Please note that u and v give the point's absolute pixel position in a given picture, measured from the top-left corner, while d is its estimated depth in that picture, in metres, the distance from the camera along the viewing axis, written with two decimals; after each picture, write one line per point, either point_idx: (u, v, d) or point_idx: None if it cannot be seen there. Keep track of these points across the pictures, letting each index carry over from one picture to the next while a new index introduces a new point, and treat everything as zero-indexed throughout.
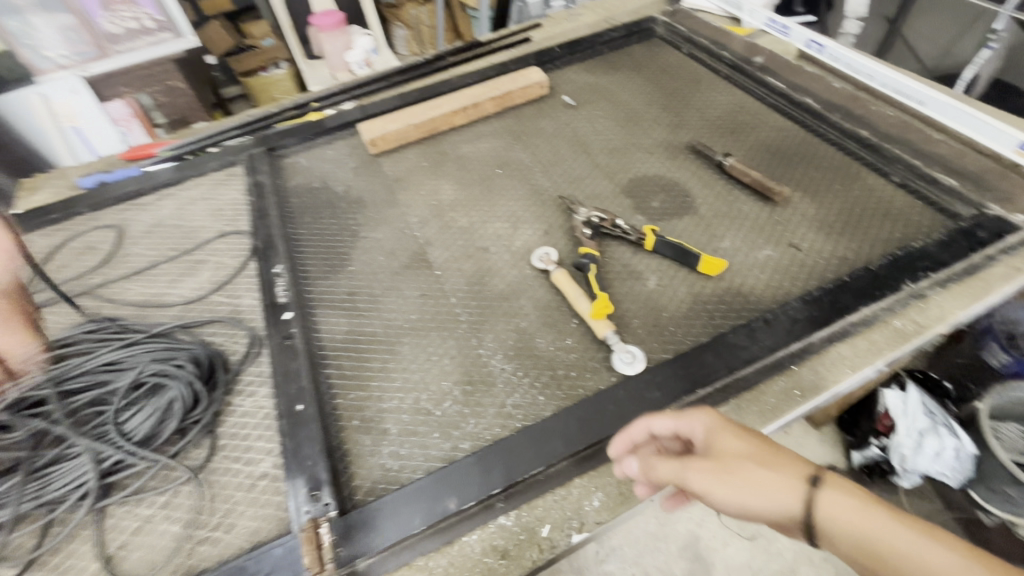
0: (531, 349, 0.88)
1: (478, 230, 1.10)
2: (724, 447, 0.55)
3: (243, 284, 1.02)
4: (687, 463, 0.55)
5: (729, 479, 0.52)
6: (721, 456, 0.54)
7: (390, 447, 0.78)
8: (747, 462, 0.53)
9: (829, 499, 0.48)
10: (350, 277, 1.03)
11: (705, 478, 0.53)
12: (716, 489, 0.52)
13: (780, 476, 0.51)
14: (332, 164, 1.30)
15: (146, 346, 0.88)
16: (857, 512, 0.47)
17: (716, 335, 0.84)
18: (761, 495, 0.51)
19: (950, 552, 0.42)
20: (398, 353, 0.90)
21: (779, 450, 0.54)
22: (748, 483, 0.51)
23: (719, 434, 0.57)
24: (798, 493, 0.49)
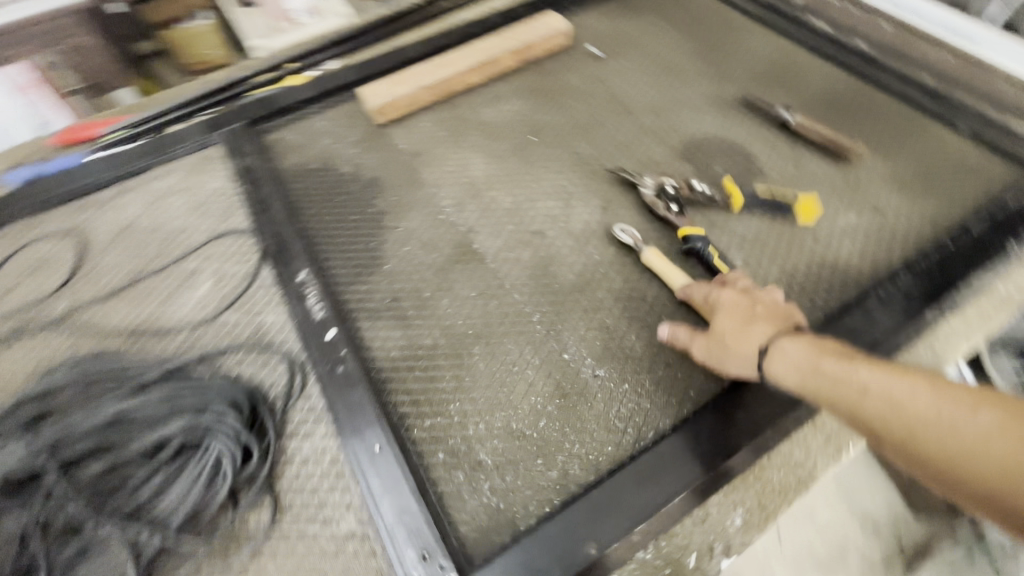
0: (623, 349, 0.78)
1: (525, 211, 0.96)
2: (721, 321, 0.70)
3: (260, 297, 0.85)
4: (695, 335, 0.73)
5: (715, 348, 0.70)
6: (719, 330, 0.70)
7: (491, 480, 0.68)
8: (732, 333, 0.68)
9: (776, 358, 0.62)
10: (388, 277, 0.88)
11: (702, 347, 0.71)
12: (711, 357, 0.70)
13: (753, 341, 0.66)
14: (331, 138, 1.09)
15: (161, 390, 0.70)
16: (797, 362, 0.61)
17: (827, 318, 0.77)
18: (738, 360, 0.67)
19: (863, 369, 0.55)
20: (472, 367, 0.77)
21: (761, 323, 0.67)
22: (725, 353, 0.68)
23: (720, 313, 0.71)
24: (761, 355, 0.65)
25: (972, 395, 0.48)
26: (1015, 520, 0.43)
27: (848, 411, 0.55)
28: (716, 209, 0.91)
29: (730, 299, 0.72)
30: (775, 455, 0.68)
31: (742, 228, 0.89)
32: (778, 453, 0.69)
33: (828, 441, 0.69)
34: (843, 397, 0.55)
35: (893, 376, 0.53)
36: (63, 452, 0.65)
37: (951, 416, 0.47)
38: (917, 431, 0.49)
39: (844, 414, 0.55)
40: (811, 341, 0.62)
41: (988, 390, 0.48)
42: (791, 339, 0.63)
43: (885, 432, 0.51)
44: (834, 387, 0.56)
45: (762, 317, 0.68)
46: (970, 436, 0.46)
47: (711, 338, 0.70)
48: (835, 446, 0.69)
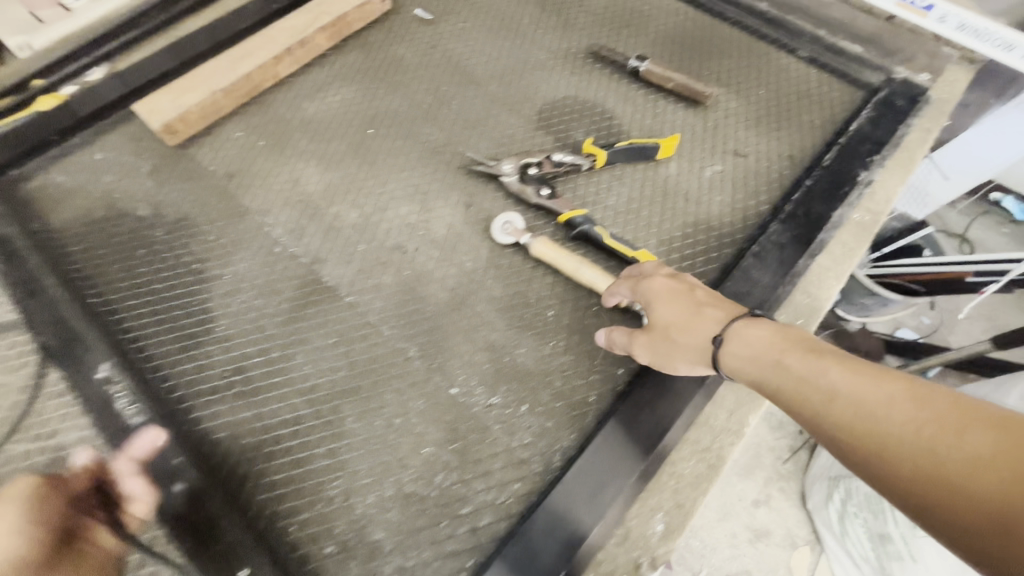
0: (514, 366, 0.70)
1: (379, 224, 0.82)
2: (661, 311, 0.64)
3: (54, 411, 0.67)
4: (635, 333, 0.66)
5: (659, 344, 0.63)
6: (660, 323, 0.63)
7: (392, 562, 0.60)
8: (676, 323, 0.62)
9: (732, 347, 0.56)
10: (223, 344, 0.72)
11: (645, 345, 0.64)
12: (657, 356, 0.64)
13: (704, 329, 0.60)
14: (114, 173, 0.86)
15: None
16: (758, 350, 0.54)
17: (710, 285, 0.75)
18: (687, 352, 0.61)
19: (836, 366, 0.48)
20: (347, 434, 0.66)
21: (708, 310, 0.61)
22: (674, 348, 0.62)
23: (659, 303, 0.64)
24: (712, 343, 0.58)
25: (964, 412, 0.40)
26: (993, 562, 0.36)
27: (809, 414, 0.48)
28: (584, 183, 0.84)
29: (665, 284, 0.65)
30: (683, 445, 0.66)
31: (615, 200, 0.82)
32: (685, 442, 0.66)
33: (730, 415, 0.68)
34: (807, 396, 0.49)
35: (867, 376, 0.46)
36: None
37: (932, 432, 0.40)
38: (895, 450, 0.42)
39: (807, 417, 0.48)
40: (769, 324, 0.56)
41: (984, 407, 0.40)
42: (744, 324, 0.57)
43: (851, 441, 0.45)
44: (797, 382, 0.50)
45: (707, 304, 0.62)
46: (953, 456, 0.39)
47: (654, 332, 0.64)
48: (738, 419, 0.68)
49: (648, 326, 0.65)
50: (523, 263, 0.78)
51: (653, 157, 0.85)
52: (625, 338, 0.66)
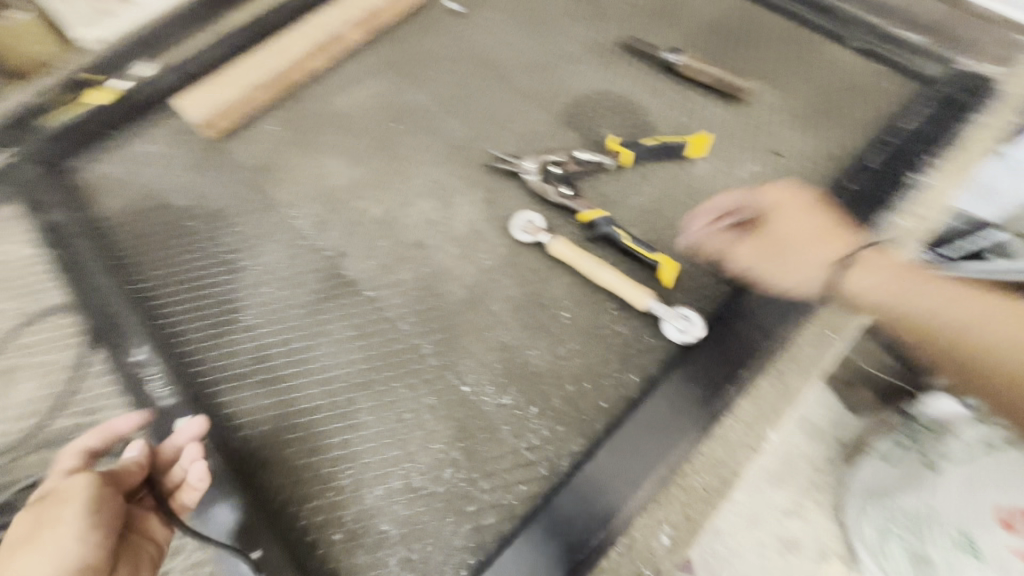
0: (525, 367, 0.70)
1: (400, 219, 0.83)
2: (780, 226, 0.66)
3: (99, 390, 0.72)
4: (741, 242, 0.68)
5: (759, 258, 0.66)
6: (779, 233, 0.66)
7: (397, 554, 0.61)
8: (792, 243, 0.65)
9: (859, 267, 0.61)
10: (250, 331, 0.75)
11: (748, 255, 0.67)
12: (764, 264, 0.66)
13: (821, 251, 0.63)
14: (157, 164, 0.90)
15: None
16: (880, 273, 0.60)
17: (735, 292, 0.71)
18: (783, 271, 0.64)
19: (966, 292, 0.56)
20: (360, 426, 0.68)
21: (836, 229, 0.65)
22: (790, 259, 0.65)
23: (780, 217, 0.67)
24: (832, 264, 0.63)
25: None
26: None
27: (928, 327, 0.55)
28: (608, 181, 0.82)
29: (794, 198, 0.68)
30: (697, 458, 0.64)
31: (640, 200, 0.80)
32: (698, 453, 0.64)
33: (749, 429, 0.65)
34: (932, 313, 0.55)
35: (996, 305, 0.54)
36: None
37: None
38: (1006, 348, 0.51)
39: (925, 329, 0.55)
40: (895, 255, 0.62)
41: None
42: (869, 253, 0.62)
43: (970, 354, 0.53)
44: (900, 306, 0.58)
45: (830, 225, 0.66)
46: None
47: (761, 244, 0.67)
48: (757, 433, 0.65)
49: (761, 237, 0.67)
50: (541, 263, 0.77)
51: (682, 156, 0.82)
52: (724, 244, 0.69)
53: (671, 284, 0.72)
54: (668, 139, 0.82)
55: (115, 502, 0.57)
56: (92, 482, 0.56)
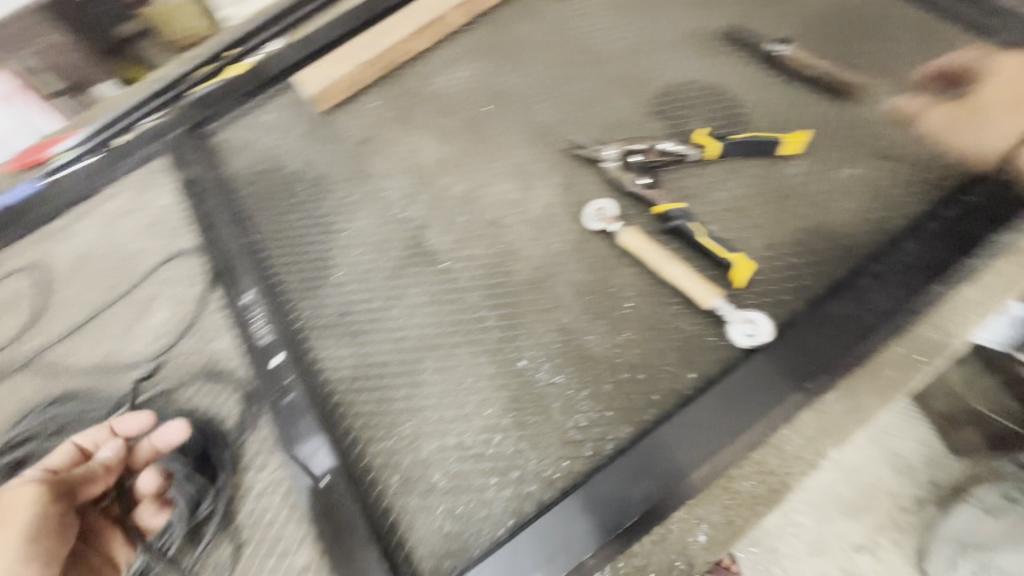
0: (583, 351, 0.72)
1: (481, 197, 0.88)
2: (981, 103, 0.77)
3: (212, 322, 0.83)
4: (948, 110, 0.77)
5: (970, 124, 0.75)
6: (987, 100, 0.77)
7: (444, 504, 0.66)
8: (961, 113, 0.76)
9: None
10: (339, 288, 0.84)
11: (959, 115, 0.76)
12: (947, 126, 0.77)
13: (976, 124, 0.75)
14: (276, 131, 1.02)
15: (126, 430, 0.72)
16: None
17: (813, 301, 0.68)
18: (1001, 129, 0.74)
19: None
20: (425, 384, 0.74)
21: None
22: (990, 120, 0.75)
23: (1003, 79, 0.77)
24: None
25: None
26: None
27: None
28: (690, 174, 0.80)
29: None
30: (746, 464, 0.62)
31: (722, 196, 0.78)
32: (749, 460, 0.63)
33: (807, 443, 0.63)
34: None
35: None
36: None
37: None
38: None
39: None
40: None
41: None
42: None
43: None
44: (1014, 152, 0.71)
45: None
46: None
47: (959, 114, 0.77)
48: (815, 449, 0.63)
49: (959, 107, 0.77)
50: (609, 251, 0.78)
51: (774, 153, 0.78)
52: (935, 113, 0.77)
53: (744, 284, 0.70)
54: (761, 135, 0.79)
55: (65, 513, 0.63)
56: (38, 499, 0.61)
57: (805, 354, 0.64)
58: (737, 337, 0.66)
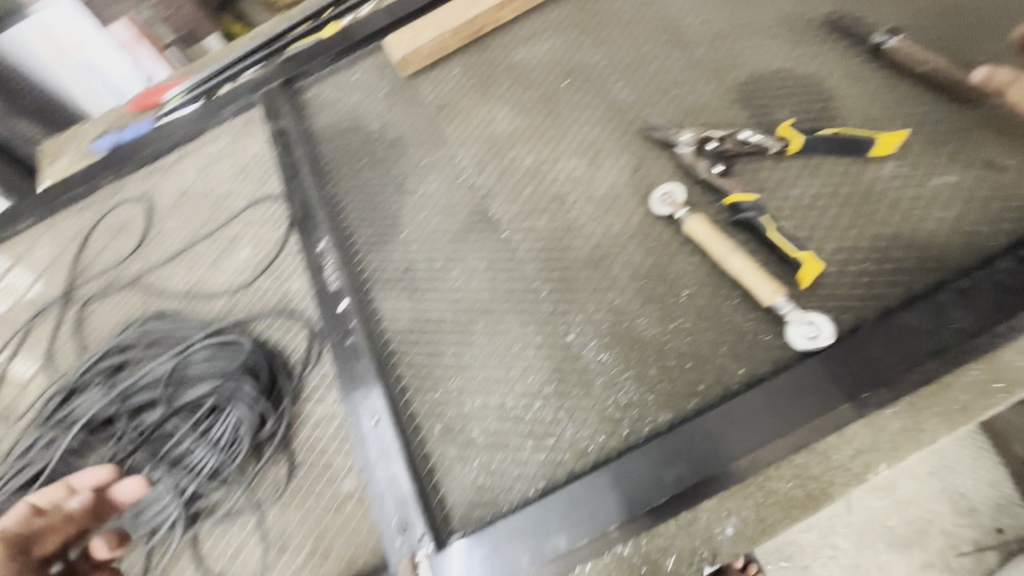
0: (632, 333, 0.72)
1: (548, 171, 0.88)
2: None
3: (289, 264, 0.90)
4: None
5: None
6: None
7: (479, 458, 0.70)
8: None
9: None
10: (404, 246, 0.88)
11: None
12: None
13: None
14: (361, 92, 1.07)
15: (206, 350, 0.80)
16: None
17: (884, 312, 0.64)
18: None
19: None
20: (474, 345, 0.77)
21: None
22: None
23: None
24: None
25: None
26: None
27: None
28: (768, 167, 0.77)
29: None
30: (786, 465, 0.61)
31: (798, 192, 0.74)
32: (790, 462, 0.61)
33: (856, 456, 0.60)
34: None
35: None
36: (132, 400, 0.79)
37: None
38: None
39: None
40: None
41: None
42: None
43: None
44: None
45: None
46: None
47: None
48: (863, 463, 0.60)
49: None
50: (671, 238, 0.77)
51: (864, 152, 0.74)
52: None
53: (810, 285, 0.67)
54: (852, 131, 0.74)
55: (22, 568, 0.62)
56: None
57: (866, 365, 0.61)
58: (794, 337, 0.64)
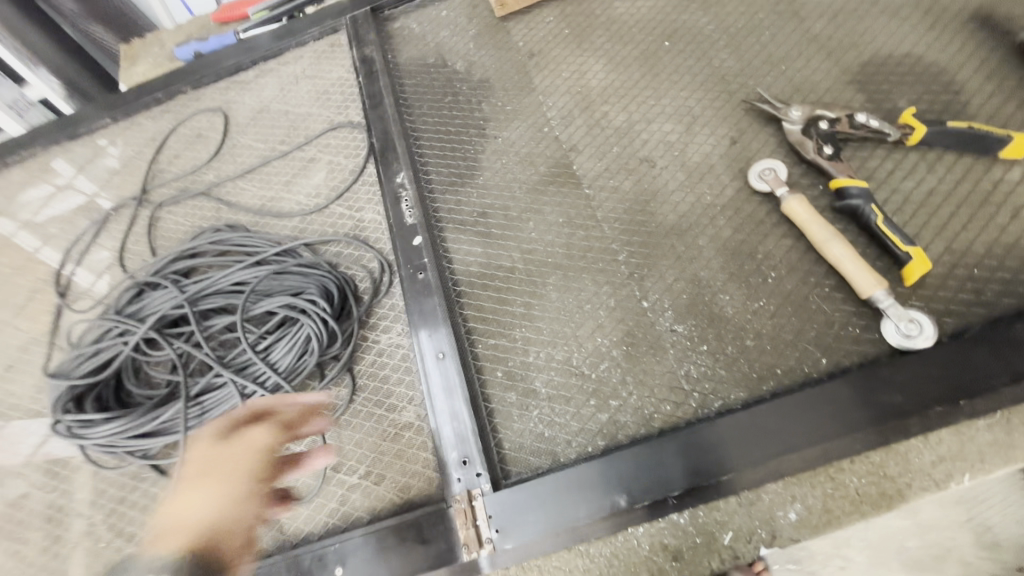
0: (711, 307, 0.70)
1: (638, 132, 0.85)
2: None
3: (364, 193, 0.90)
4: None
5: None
6: None
7: (540, 408, 0.70)
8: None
9: None
10: (481, 190, 0.87)
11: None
12: None
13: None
14: (449, 28, 1.04)
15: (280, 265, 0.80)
16: None
17: (991, 321, 0.61)
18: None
19: None
20: (544, 298, 0.76)
21: None
22: None
23: None
24: None
25: None
26: None
27: None
28: (880, 156, 0.73)
29: None
30: (860, 460, 0.60)
31: (910, 186, 0.70)
32: (864, 458, 0.60)
33: (937, 463, 0.58)
34: None
35: None
36: (202, 304, 0.79)
37: None
38: None
39: None
40: None
41: None
42: None
43: None
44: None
45: None
46: None
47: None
48: (943, 470, 0.58)
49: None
50: (764, 216, 0.73)
51: (992, 152, 0.69)
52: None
53: (912, 283, 0.64)
54: (982, 128, 0.69)
55: None
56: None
57: (967, 372, 0.58)
58: (888, 334, 0.61)
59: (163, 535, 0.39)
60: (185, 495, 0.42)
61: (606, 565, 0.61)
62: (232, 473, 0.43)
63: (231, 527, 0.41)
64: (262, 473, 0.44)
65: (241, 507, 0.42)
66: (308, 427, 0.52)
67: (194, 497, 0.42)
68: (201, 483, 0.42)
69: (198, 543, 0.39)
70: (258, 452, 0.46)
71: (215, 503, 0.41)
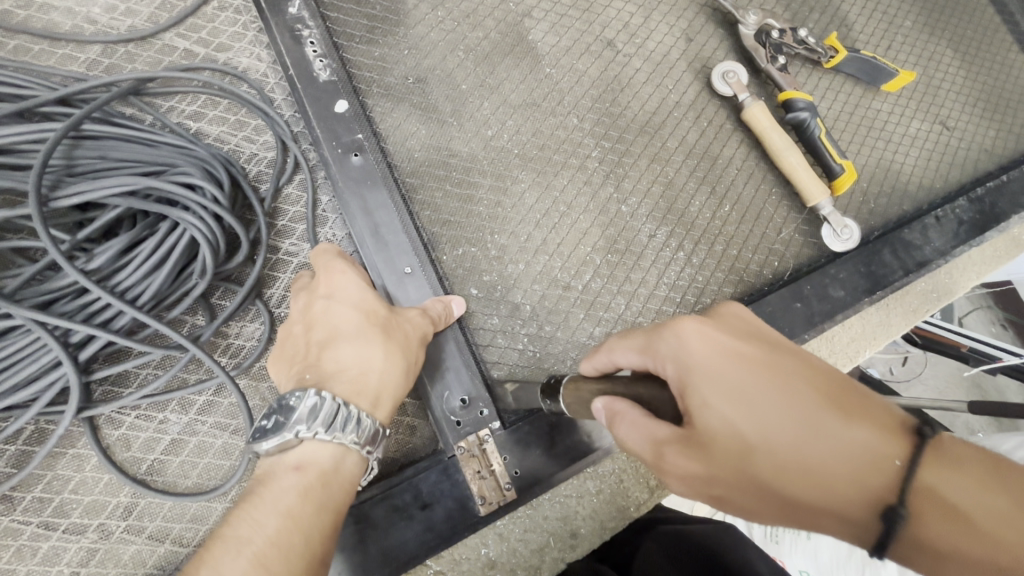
0: (685, 210, 0.68)
1: (596, 9, 0.73)
2: (706, 411, 0.30)
3: (225, 27, 0.59)
4: (699, 472, 0.30)
5: (723, 375, 0.31)
6: (672, 350, 0.33)
7: (528, 328, 0.59)
8: (721, 486, 0.30)
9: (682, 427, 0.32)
10: (412, 44, 0.64)
11: (682, 391, 0.32)
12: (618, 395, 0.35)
13: (718, 360, 0.31)
14: None
15: (102, 128, 0.47)
16: (687, 373, 0.32)
17: (883, 229, 0.74)
18: (752, 403, 0.30)
19: (728, 409, 0.30)
20: (514, 197, 0.63)
21: (721, 360, 0.31)
22: (671, 362, 0.33)
23: (661, 346, 0.34)
24: (633, 420, 0.33)
25: (770, 389, 0.30)
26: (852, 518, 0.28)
27: (753, 494, 0.30)
28: (805, 74, 0.78)
29: (703, 355, 0.32)
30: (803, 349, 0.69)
31: (826, 105, 0.78)
32: (808, 347, 0.69)
33: (850, 343, 0.71)
34: (815, 484, 0.28)
35: (766, 418, 0.29)
36: None
37: (841, 449, 0.28)
38: (828, 493, 0.28)
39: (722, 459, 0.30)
40: (739, 381, 0.31)
41: (757, 376, 0.31)
42: (623, 415, 0.34)
43: (726, 461, 0.30)
44: (787, 500, 0.29)
45: (740, 357, 0.31)
46: (739, 424, 0.30)
47: (699, 455, 0.30)
48: (853, 348, 0.71)
49: (720, 465, 0.30)
50: (724, 122, 0.73)
51: (879, 85, 0.79)
52: (634, 435, 0.33)
53: (840, 193, 0.72)
54: (880, 59, 0.78)
55: None
56: None
57: (877, 269, 0.70)
58: (822, 239, 0.70)
59: (346, 381, 0.42)
60: (360, 347, 0.43)
61: (616, 481, 0.58)
62: (400, 353, 0.44)
63: (398, 398, 0.45)
64: (417, 358, 0.46)
65: (399, 380, 0.44)
66: (443, 322, 0.51)
67: (365, 350, 0.44)
68: (378, 343, 0.44)
69: (373, 406, 0.42)
70: (411, 334, 0.46)
71: (386, 374, 0.43)
